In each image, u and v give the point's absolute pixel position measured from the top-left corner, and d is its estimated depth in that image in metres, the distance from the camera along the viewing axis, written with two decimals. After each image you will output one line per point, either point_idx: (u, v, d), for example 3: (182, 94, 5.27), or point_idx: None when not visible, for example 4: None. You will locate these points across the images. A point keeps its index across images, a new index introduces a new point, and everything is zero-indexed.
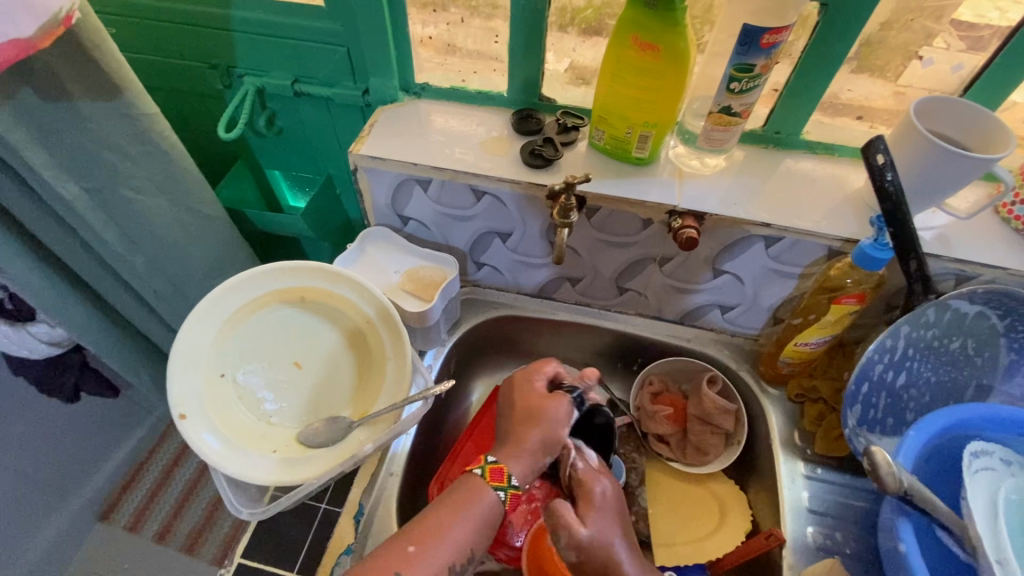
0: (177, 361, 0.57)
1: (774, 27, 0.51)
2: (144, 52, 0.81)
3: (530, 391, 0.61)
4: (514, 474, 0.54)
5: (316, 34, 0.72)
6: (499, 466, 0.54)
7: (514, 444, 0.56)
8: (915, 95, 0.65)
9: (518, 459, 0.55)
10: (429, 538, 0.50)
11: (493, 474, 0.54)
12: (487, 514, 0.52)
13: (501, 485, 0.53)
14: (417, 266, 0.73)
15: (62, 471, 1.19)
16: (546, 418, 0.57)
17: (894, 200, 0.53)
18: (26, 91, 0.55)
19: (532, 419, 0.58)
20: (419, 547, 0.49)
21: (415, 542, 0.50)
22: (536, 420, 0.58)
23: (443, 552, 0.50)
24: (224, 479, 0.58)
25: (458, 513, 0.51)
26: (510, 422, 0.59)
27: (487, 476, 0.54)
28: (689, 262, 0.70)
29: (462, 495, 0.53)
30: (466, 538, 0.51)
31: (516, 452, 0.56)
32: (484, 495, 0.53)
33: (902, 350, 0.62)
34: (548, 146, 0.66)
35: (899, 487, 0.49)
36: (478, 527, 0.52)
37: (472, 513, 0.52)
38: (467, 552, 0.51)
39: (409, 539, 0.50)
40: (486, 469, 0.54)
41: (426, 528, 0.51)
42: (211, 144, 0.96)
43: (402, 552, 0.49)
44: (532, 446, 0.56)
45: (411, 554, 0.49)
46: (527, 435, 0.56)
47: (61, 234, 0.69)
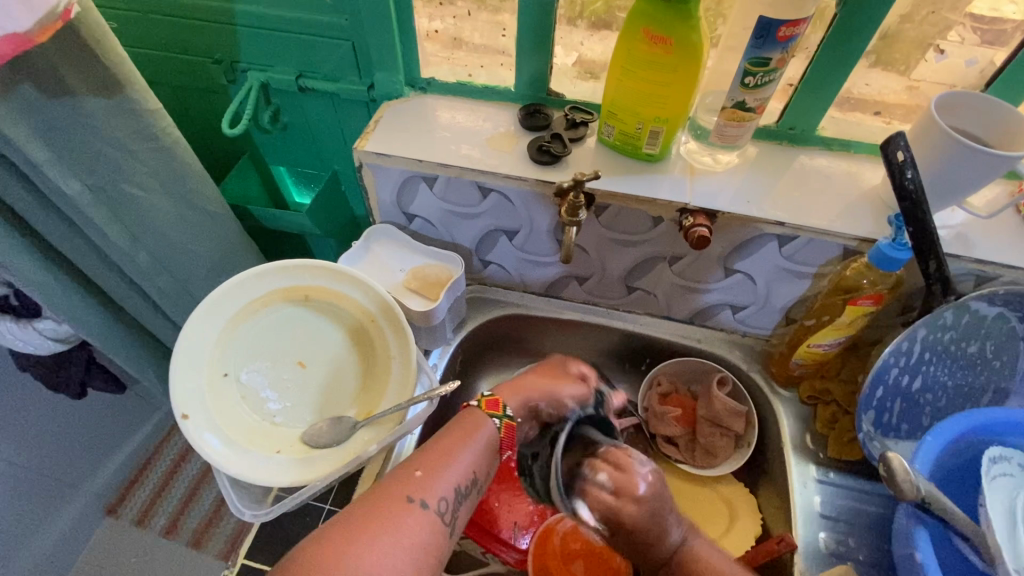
0: (180, 361, 0.56)
1: (791, 20, 0.50)
2: (148, 47, 0.80)
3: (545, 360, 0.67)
4: (509, 406, 0.61)
5: (321, 28, 0.70)
6: (493, 398, 0.60)
7: (514, 382, 0.63)
8: (930, 90, 0.63)
9: (514, 395, 0.62)
10: (435, 465, 0.54)
11: (488, 405, 0.60)
12: (486, 438, 0.58)
13: (496, 414, 0.59)
14: (423, 265, 0.72)
15: (71, 466, 1.20)
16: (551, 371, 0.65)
17: (914, 198, 0.51)
18: (26, 87, 0.55)
19: (536, 369, 0.66)
20: (425, 471, 0.54)
21: (420, 467, 0.54)
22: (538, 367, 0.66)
23: (446, 476, 0.54)
24: (228, 480, 0.57)
25: (460, 441, 0.57)
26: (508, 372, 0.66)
27: (483, 404, 0.60)
28: (699, 262, 0.68)
29: (464, 423, 0.58)
30: (468, 461, 0.56)
31: (512, 388, 0.63)
32: (482, 421, 0.58)
33: (918, 354, 0.61)
34: (556, 142, 0.65)
35: (916, 495, 0.47)
36: (477, 450, 0.57)
37: (472, 440, 0.57)
38: (469, 477, 0.55)
39: (414, 464, 0.54)
40: (482, 401, 0.60)
41: (428, 456, 0.55)
42: (216, 140, 0.96)
43: (410, 477, 0.53)
44: (531, 386, 0.63)
45: (417, 475, 0.53)
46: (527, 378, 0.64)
47: (65, 231, 0.68)
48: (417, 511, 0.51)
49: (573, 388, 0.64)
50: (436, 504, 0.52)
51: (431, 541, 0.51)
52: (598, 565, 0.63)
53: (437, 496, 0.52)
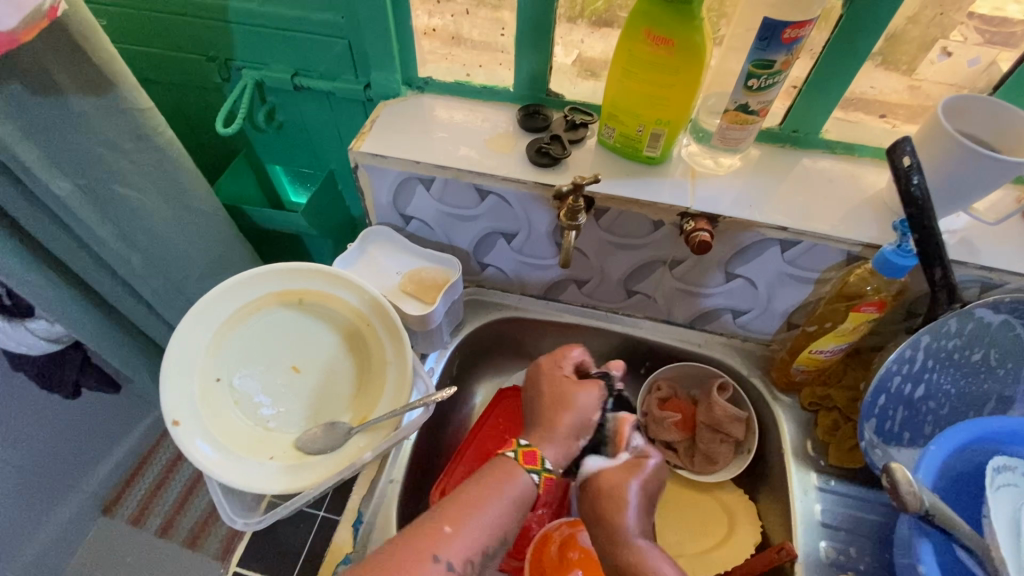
0: (171, 367, 0.55)
1: (797, 21, 0.49)
2: (141, 44, 0.79)
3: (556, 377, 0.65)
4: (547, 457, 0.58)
5: (316, 26, 0.69)
6: (531, 450, 0.57)
7: (549, 428, 0.60)
8: (931, 90, 0.62)
9: (549, 445, 0.60)
10: (462, 518, 0.52)
11: (525, 458, 0.57)
12: (521, 495, 0.55)
13: (534, 468, 0.56)
14: (420, 267, 0.71)
15: (66, 465, 1.19)
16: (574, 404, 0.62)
17: (920, 205, 0.50)
18: (14, 86, 0.53)
19: (564, 403, 0.62)
20: (454, 528, 0.51)
21: (449, 522, 0.51)
22: (566, 405, 0.62)
23: (476, 531, 0.51)
24: (220, 487, 0.57)
25: (491, 495, 0.53)
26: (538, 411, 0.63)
27: (520, 459, 0.57)
28: (699, 266, 0.67)
29: (498, 476, 0.55)
30: (497, 519, 0.52)
31: (548, 435, 0.60)
32: (518, 476, 0.55)
33: (921, 362, 0.60)
34: (555, 144, 0.64)
35: (919, 507, 0.46)
36: (512, 510, 0.54)
37: (504, 492, 0.54)
38: (498, 535, 0.53)
39: (444, 518, 0.51)
40: (519, 452, 0.57)
41: (457, 510, 0.52)
42: (211, 138, 0.94)
43: (437, 533, 0.50)
44: (567, 433, 0.60)
45: (446, 533, 0.50)
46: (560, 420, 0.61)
47: (56, 232, 0.67)
48: (442, 572, 0.48)
49: (590, 396, 0.63)
50: (462, 567, 0.49)
51: None
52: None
53: (464, 555, 0.50)
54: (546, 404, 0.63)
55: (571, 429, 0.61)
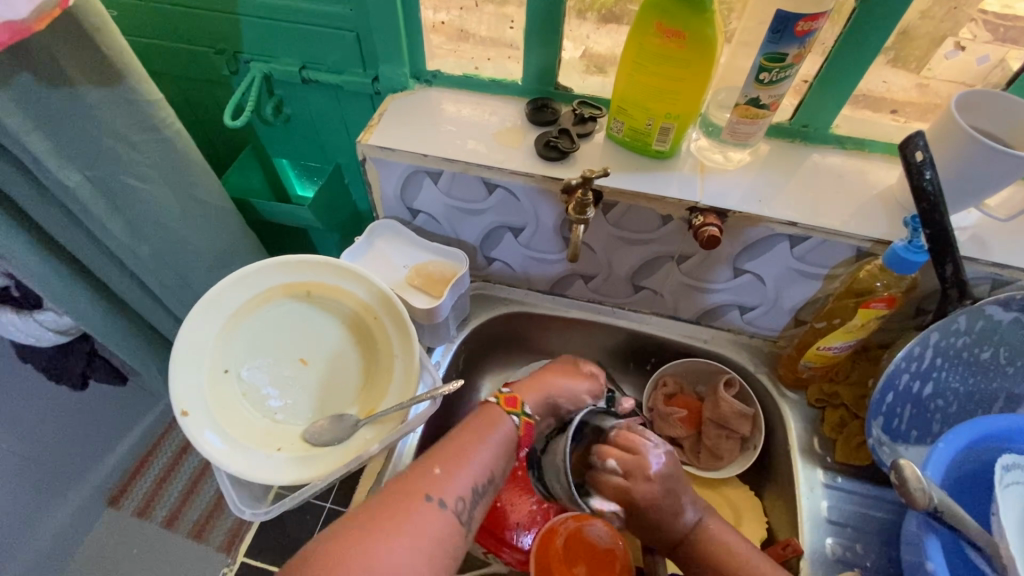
0: (180, 358, 0.56)
1: (810, 14, 0.48)
2: (150, 37, 0.79)
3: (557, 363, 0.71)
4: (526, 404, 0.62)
5: (325, 19, 0.69)
6: (512, 396, 0.61)
7: (533, 381, 0.67)
8: (939, 87, 0.61)
9: (532, 392, 0.66)
10: (453, 464, 0.54)
11: (506, 402, 0.61)
12: (505, 438, 0.58)
13: (515, 411, 0.60)
14: (427, 261, 0.71)
15: (73, 457, 1.20)
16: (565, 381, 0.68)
17: (931, 200, 0.50)
18: (25, 76, 0.54)
19: (555, 370, 0.69)
20: (443, 469, 0.53)
21: (440, 465, 0.54)
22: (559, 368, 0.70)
23: (466, 473, 0.53)
24: (228, 477, 0.57)
25: (479, 443, 0.56)
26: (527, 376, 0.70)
27: (503, 402, 0.61)
28: (707, 261, 0.67)
29: (481, 423, 0.58)
30: (487, 460, 0.55)
31: (532, 386, 0.66)
32: (501, 421, 0.59)
33: (930, 360, 0.60)
34: (564, 137, 0.63)
35: (928, 503, 0.46)
36: (497, 449, 0.57)
37: (491, 440, 0.57)
38: (488, 475, 0.55)
39: (434, 462, 0.54)
40: (500, 398, 0.61)
41: (448, 454, 0.55)
42: (219, 132, 0.95)
43: (429, 476, 0.52)
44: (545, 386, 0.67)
45: (437, 474, 0.52)
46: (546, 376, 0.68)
47: (65, 224, 0.68)
48: (437, 510, 0.50)
49: (581, 382, 0.69)
50: (455, 504, 0.51)
51: (448, 543, 0.49)
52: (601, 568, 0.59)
53: (457, 495, 0.51)
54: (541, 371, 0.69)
55: (555, 385, 0.68)
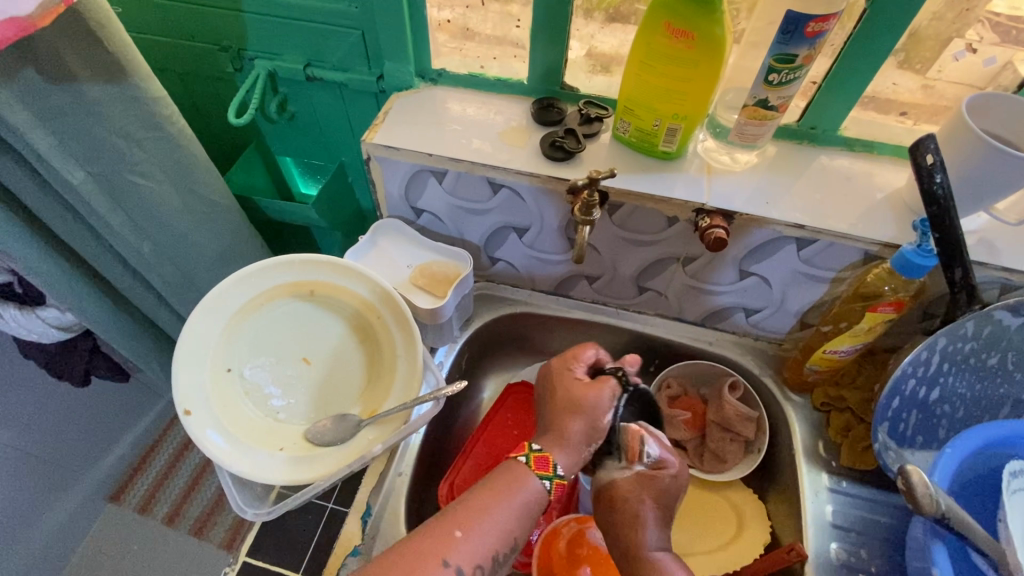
0: (182, 357, 0.55)
1: (821, 14, 0.48)
2: (154, 33, 0.79)
3: (571, 383, 0.59)
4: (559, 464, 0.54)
5: (330, 16, 0.69)
6: (544, 456, 0.54)
7: (562, 434, 0.56)
8: (944, 90, 0.61)
9: (562, 451, 0.55)
10: (473, 523, 0.50)
11: (537, 463, 0.54)
12: (530, 501, 0.52)
13: (546, 475, 0.53)
14: (431, 261, 0.71)
15: (75, 453, 1.20)
16: (585, 406, 0.56)
17: (941, 204, 0.49)
18: (29, 72, 0.53)
19: (571, 401, 0.57)
20: (465, 533, 0.49)
21: (460, 527, 0.50)
22: (576, 410, 0.57)
23: (488, 534, 0.50)
24: (230, 476, 0.57)
25: (502, 500, 0.51)
26: (549, 417, 0.58)
27: (531, 464, 0.53)
28: (713, 263, 0.67)
29: (509, 479, 0.53)
30: (507, 523, 0.51)
31: (560, 441, 0.55)
32: (528, 481, 0.53)
33: (937, 365, 0.59)
34: (569, 138, 0.63)
35: (935, 510, 0.45)
36: (523, 513, 0.52)
37: (516, 501, 0.51)
38: (510, 539, 0.51)
39: (453, 523, 0.50)
40: (530, 457, 0.54)
41: (468, 514, 0.50)
42: (222, 129, 0.94)
43: (447, 539, 0.49)
44: (576, 434, 0.55)
45: (456, 538, 0.49)
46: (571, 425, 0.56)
47: (68, 220, 0.67)
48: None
49: (602, 397, 0.57)
50: (472, 572, 0.48)
51: None
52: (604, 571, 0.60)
53: (473, 563, 0.48)
54: (555, 406, 0.58)
55: (579, 434, 0.56)
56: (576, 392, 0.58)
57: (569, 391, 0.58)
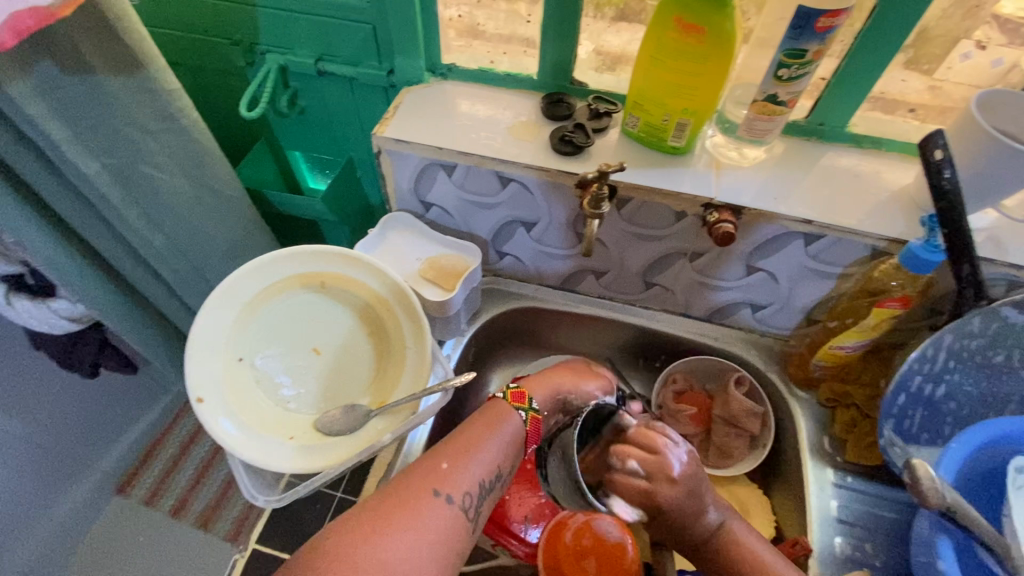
0: (195, 345, 0.56)
1: (831, 10, 0.48)
2: (167, 27, 0.79)
3: (568, 359, 0.71)
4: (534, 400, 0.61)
5: (342, 11, 0.69)
6: (520, 390, 0.61)
7: (541, 377, 0.67)
8: (951, 89, 0.61)
9: (540, 389, 0.65)
10: (461, 457, 0.54)
11: (514, 397, 0.61)
12: (512, 434, 0.58)
13: (522, 406, 0.60)
14: (439, 254, 0.71)
15: (83, 444, 1.21)
16: (578, 371, 0.69)
17: (950, 199, 0.50)
18: (47, 63, 0.54)
19: (567, 368, 0.69)
20: (451, 464, 0.53)
21: (447, 459, 0.54)
22: (567, 367, 0.69)
23: (475, 465, 0.54)
24: (241, 464, 0.57)
25: (487, 434, 0.57)
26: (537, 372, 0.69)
27: (509, 397, 0.60)
28: (720, 258, 0.67)
29: (491, 414, 0.59)
30: (493, 454, 0.55)
31: (541, 382, 0.66)
32: (509, 415, 0.59)
33: (942, 362, 0.59)
34: (578, 132, 0.63)
35: (941, 502, 0.45)
36: (506, 445, 0.57)
37: (499, 435, 0.57)
38: (496, 469, 0.55)
39: (441, 455, 0.54)
40: (508, 393, 0.61)
41: (456, 447, 0.55)
42: (233, 124, 0.95)
43: (437, 469, 0.53)
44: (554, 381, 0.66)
45: (444, 468, 0.53)
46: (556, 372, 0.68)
47: (82, 211, 0.68)
48: (443, 504, 0.50)
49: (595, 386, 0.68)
50: (462, 499, 0.51)
51: (458, 535, 0.50)
52: (611, 564, 0.58)
53: (464, 489, 0.52)
54: (550, 369, 0.69)
55: (559, 384, 0.67)
56: (570, 364, 0.70)
57: (569, 364, 0.70)
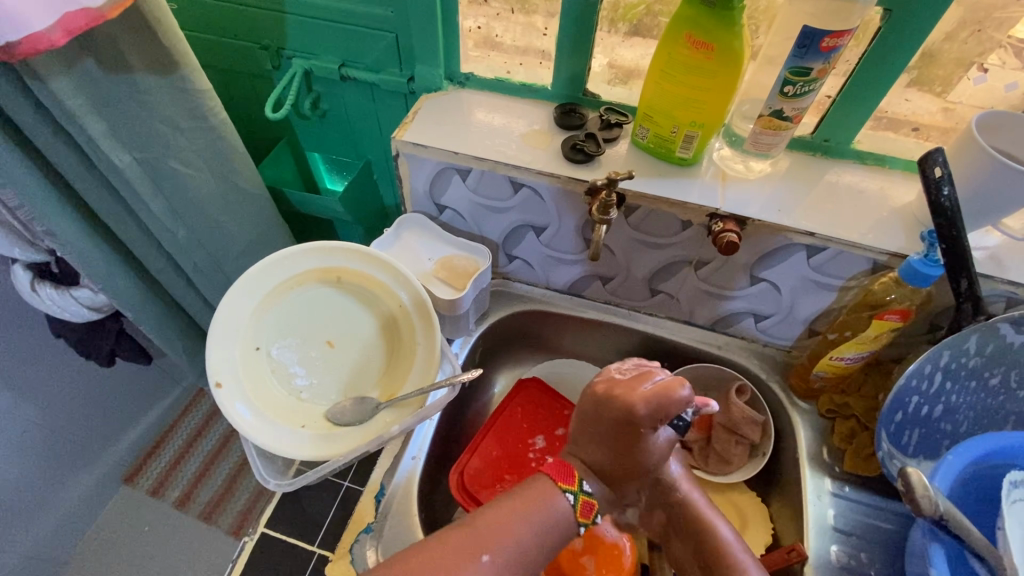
0: (217, 333, 0.59)
1: (836, 31, 0.50)
2: (200, 30, 0.83)
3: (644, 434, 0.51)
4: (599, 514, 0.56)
5: (366, 19, 0.73)
6: (591, 502, 0.55)
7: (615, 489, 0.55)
8: (965, 113, 0.63)
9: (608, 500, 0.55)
10: (501, 548, 0.50)
11: (584, 510, 0.54)
12: (559, 525, 0.53)
13: (585, 522, 0.54)
14: (452, 255, 0.73)
15: (94, 433, 1.23)
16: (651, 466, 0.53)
17: (949, 216, 0.51)
18: (88, 61, 0.57)
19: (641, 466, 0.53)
20: (493, 558, 0.49)
21: (487, 551, 0.50)
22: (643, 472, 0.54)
23: (513, 553, 0.50)
24: (255, 449, 0.60)
25: (529, 520, 0.52)
26: (604, 460, 0.53)
27: (579, 509, 0.54)
28: (725, 268, 0.69)
29: (537, 500, 0.53)
30: (532, 546, 0.51)
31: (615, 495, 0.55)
32: (559, 505, 0.54)
33: (939, 381, 0.61)
34: (590, 142, 0.66)
35: (934, 511, 0.46)
36: (543, 536, 0.52)
37: (546, 529, 0.52)
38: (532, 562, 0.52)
39: (481, 546, 0.50)
40: (579, 501, 0.54)
41: (495, 536, 0.51)
42: (258, 124, 0.99)
43: (475, 562, 0.49)
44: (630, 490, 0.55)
45: (484, 561, 0.49)
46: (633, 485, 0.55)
47: (111, 203, 0.71)
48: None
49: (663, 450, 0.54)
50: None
51: None
52: (608, 561, 0.60)
53: None
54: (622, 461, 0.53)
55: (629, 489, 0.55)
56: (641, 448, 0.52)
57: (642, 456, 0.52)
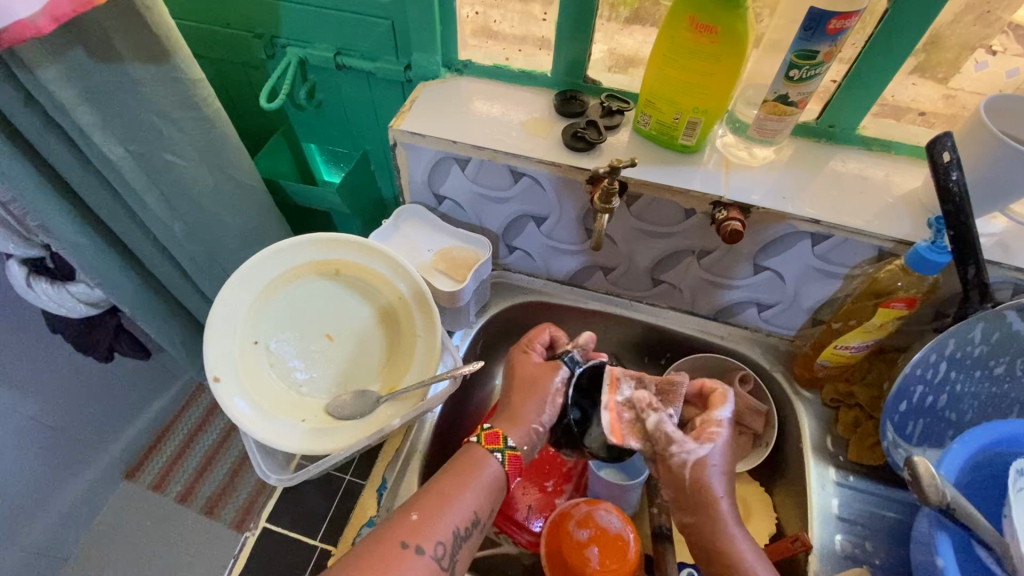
0: (213, 327, 0.58)
1: (843, 11, 0.49)
2: (193, 20, 0.82)
3: (527, 360, 0.61)
4: (510, 437, 0.55)
5: (362, 6, 0.71)
6: (493, 431, 0.55)
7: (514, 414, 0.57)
8: (966, 100, 0.62)
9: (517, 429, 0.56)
10: (433, 506, 0.50)
11: (488, 438, 0.55)
12: (490, 478, 0.53)
13: (498, 448, 0.54)
14: (451, 246, 0.73)
15: (94, 428, 1.23)
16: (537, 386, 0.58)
17: (957, 200, 0.50)
18: (78, 50, 0.56)
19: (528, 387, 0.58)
20: (421, 515, 0.50)
21: (416, 509, 0.50)
22: (529, 393, 0.58)
23: (446, 512, 0.50)
24: (254, 444, 0.59)
25: (463, 484, 0.52)
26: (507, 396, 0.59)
27: (483, 440, 0.55)
28: (728, 257, 0.68)
29: (462, 465, 0.53)
30: (467, 502, 0.51)
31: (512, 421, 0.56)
32: (482, 460, 0.54)
33: (944, 371, 0.60)
34: (591, 129, 0.64)
35: (942, 500, 0.46)
36: (483, 492, 0.52)
37: (474, 481, 0.52)
38: (472, 516, 0.51)
39: (411, 506, 0.51)
40: (482, 435, 0.55)
41: (429, 497, 0.51)
42: (253, 115, 0.98)
43: (407, 521, 0.49)
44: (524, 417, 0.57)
45: (414, 519, 0.49)
46: (523, 404, 0.57)
47: (104, 195, 0.70)
48: (415, 558, 0.47)
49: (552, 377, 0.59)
50: (434, 550, 0.48)
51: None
52: (612, 552, 0.59)
53: (437, 540, 0.49)
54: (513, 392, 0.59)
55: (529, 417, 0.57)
56: (530, 371, 0.60)
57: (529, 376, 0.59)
